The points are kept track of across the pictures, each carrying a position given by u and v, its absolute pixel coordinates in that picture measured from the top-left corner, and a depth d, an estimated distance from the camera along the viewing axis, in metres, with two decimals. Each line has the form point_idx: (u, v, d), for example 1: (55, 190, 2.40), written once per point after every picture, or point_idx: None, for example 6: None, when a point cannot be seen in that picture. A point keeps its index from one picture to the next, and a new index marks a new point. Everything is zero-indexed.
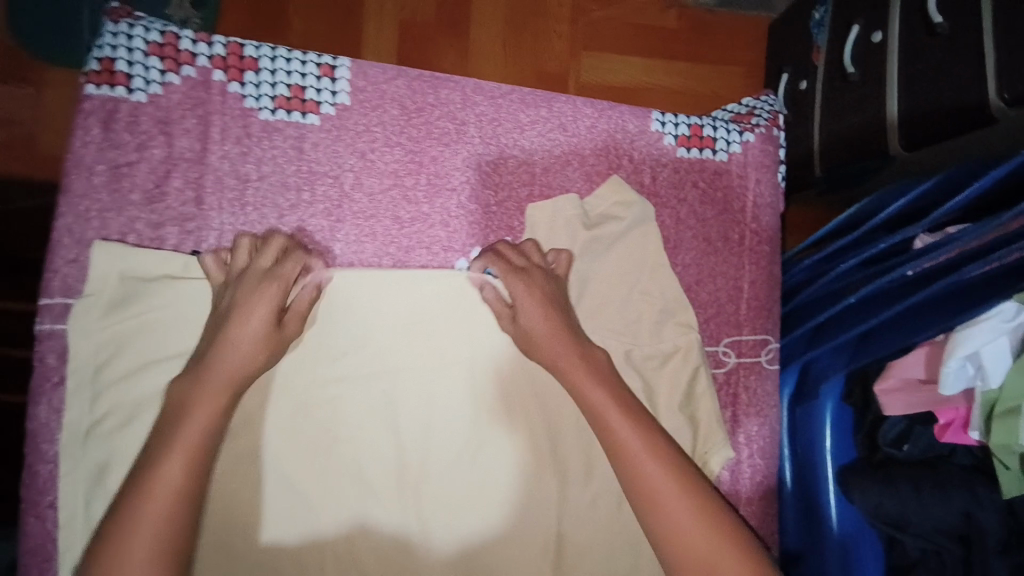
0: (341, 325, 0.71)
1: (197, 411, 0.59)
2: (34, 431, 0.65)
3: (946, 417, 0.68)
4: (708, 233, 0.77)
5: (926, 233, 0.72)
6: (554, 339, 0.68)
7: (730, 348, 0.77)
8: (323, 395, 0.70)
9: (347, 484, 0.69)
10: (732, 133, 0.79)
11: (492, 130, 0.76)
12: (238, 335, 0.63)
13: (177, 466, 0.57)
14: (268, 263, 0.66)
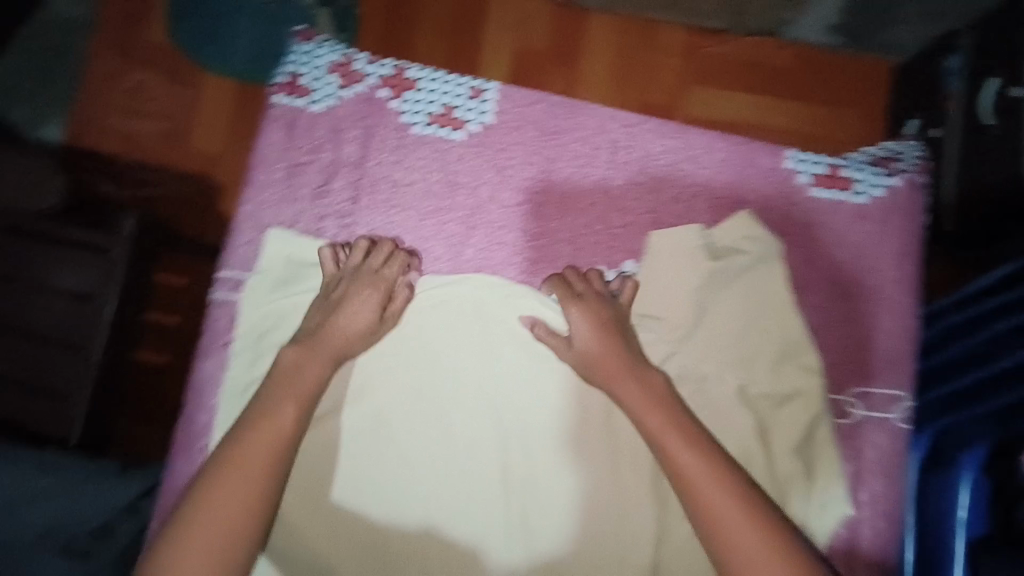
0: (432, 331, 0.76)
1: (312, 367, 0.69)
2: (199, 385, 0.74)
3: None
4: (838, 276, 0.75)
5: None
6: (618, 364, 0.70)
7: (857, 399, 0.74)
8: (414, 393, 0.74)
9: (424, 483, 0.72)
10: (875, 176, 0.77)
11: (624, 157, 0.79)
12: (346, 322, 0.71)
13: (290, 412, 0.66)
14: (377, 263, 0.74)
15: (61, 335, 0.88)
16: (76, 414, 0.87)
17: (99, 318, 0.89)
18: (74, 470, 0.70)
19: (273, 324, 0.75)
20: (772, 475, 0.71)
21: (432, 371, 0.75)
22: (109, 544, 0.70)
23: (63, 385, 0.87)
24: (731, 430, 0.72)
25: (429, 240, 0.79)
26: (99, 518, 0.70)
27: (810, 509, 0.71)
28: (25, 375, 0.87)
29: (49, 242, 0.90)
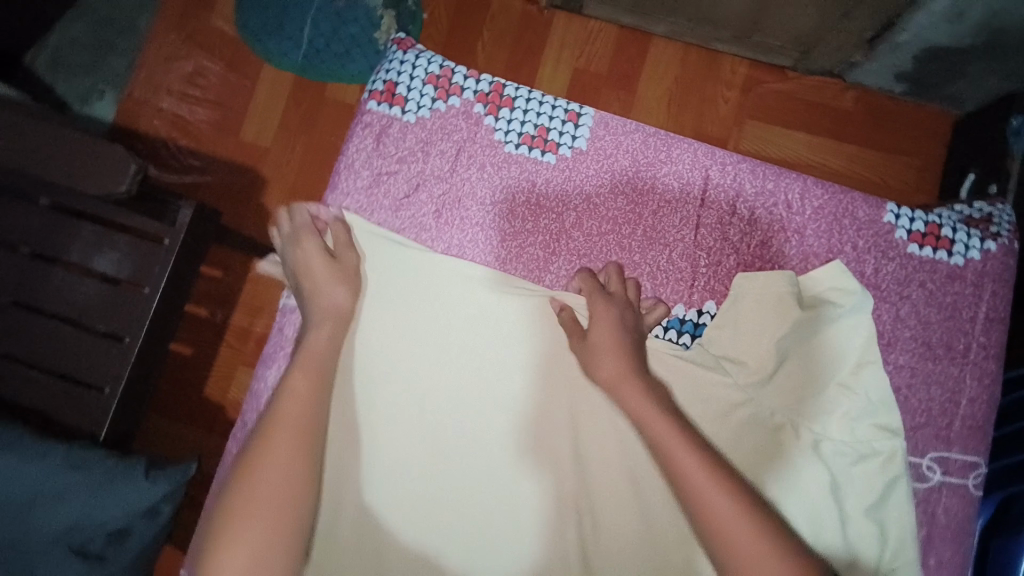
0: (480, 351, 0.75)
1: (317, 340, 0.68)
2: (259, 389, 0.76)
3: None
4: (927, 336, 0.73)
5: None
6: (621, 376, 0.65)
7: (936, 464, 0.71)
8: (430, 415, 0.73)
9: (443, 506, 0.71)
10: (973, 238, 0.74)
11: (715, 194, 0.77)
12: (308, 280, 0.71)
13: (302, 381, 0.63)
14: (295, 227, 0.74)
15: (106, 322, 0.92)
16: (110, 400, 0.90)
17: (142, 309, 0.92)
18: (100, 470, 0.76)
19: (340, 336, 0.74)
20: (845, 537, 0.68)
21: (454, 396, 0.74)
22: (122, 546, 0.76)
23: (99, 372, 0.91)
24: (805, 484, 0.69)
25: (509, 262, 0.78)
26: (116, 520, 0.75)
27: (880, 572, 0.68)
28: (69, 358, 0.91)
29: (101, 229, 0.94)
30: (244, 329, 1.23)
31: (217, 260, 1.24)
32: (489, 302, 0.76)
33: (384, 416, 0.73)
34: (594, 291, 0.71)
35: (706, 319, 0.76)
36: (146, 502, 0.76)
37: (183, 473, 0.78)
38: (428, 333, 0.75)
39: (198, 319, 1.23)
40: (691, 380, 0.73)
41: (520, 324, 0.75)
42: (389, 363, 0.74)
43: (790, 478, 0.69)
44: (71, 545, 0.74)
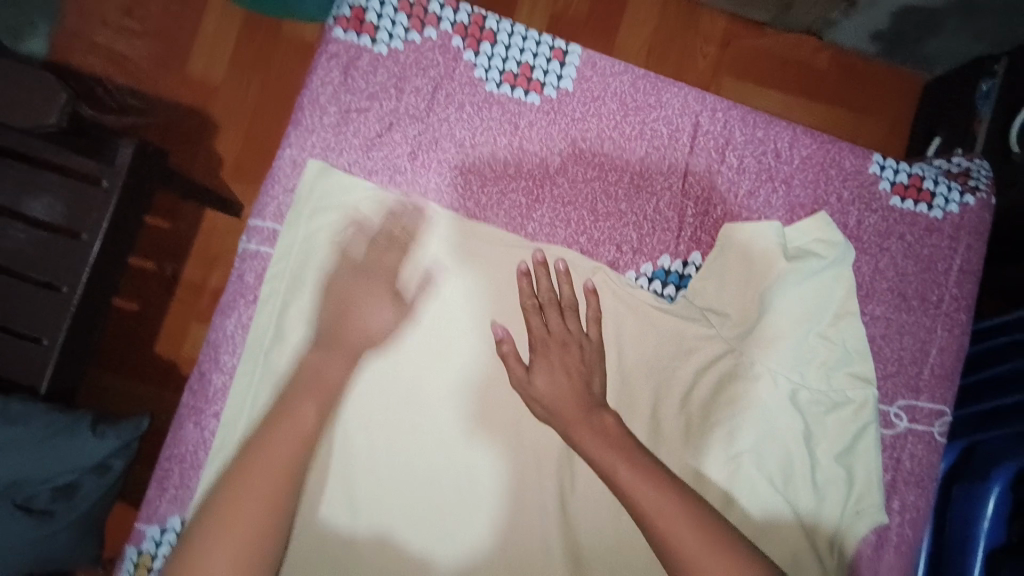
0: (455, 304, 0.72)
1: (334, 367, 0.66)
2: (218, 341, 0.71)
3: None
4: (903, 288, 0.74)
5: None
6: (577, 411, 0.65)
7: (904, 411, 0.73)
8: (404, 370, 0.71)
9: (420, 462, 0.69)
10: (953, 191, 0.75)
11: (704, 142, 0.74)
12: (363, 318, 0.68)
13: (312, 411, 0.62)
14: (383, 255, 0.70)
15: (39, 270, 0.84)
16: (51, 355, 0.83)
17: (82, 255, 0.84)
18: (40, 426, 0.73)
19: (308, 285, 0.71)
20: (813, 484, 0.71)
21: (429, 352, 0.71)
22: (71, 500, 0.74)
23: (38, 324, 0.83)
24: (779, 434, 0.71)
25: (489, 208, 0.74)
26: (62, 475, 0.74)
27: (845, 515, 0.71)
28: (2, 309, 0.83)
29: (31, 168, 0.84)
30: (198, 285, 1.15)
31: (162, 211, 1.15)
32: (461, 253, 0.72)
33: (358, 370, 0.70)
34: (533, 324, 0.69)
35: (692, 271, 0.74)
36: (94, 458, 0.75)
37: (131, 427, 0.77)
38: (400, 284, 0.72)
39: (145, 274, 1.15)
40: (672, 331, 0.72)
41: (501, 276, 0.72)
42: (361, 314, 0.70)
43: (760, 427, 0.71)
44: (15, 500, 0.72)
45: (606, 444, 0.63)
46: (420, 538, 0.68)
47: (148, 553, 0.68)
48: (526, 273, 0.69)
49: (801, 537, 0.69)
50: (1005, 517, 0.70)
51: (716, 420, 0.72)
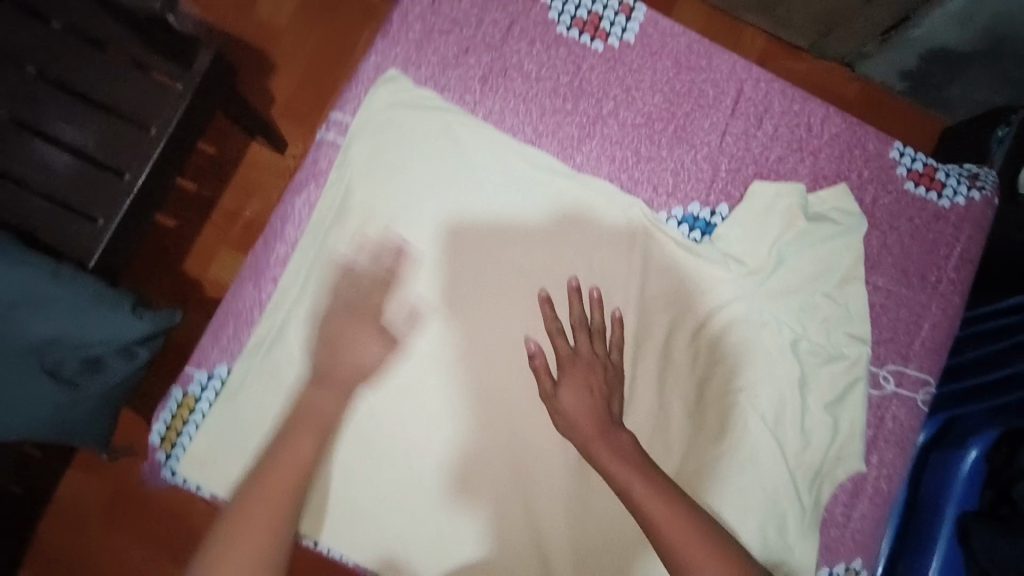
0: (498, 217, 0.79)
1: (328, 404, 0.67)
2: (288, 214, 0.79)
3: None
4: (906, 265, 0.81)
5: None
6: (593, 429, 0.67)
7: (892, 376, 0.79)
8: (444, 265, 0.79)
9: (448, 348, 0.79)
10: (962, 186, 0.82)
11: (745, 107, 0.82)
12: (357, 357, 0.70)
13: (307, 446, 0.63)
14: (375, 296, 0.73)
15: (107, 155, 0.89)
16: (103, 234, 0.88)
17: (146, 149, 0.89)
18: (86, 294, 0.79)
19: (369, 183, 0.79)
20: (801, 428, 0.77)
21: (470, 253, 0.79)
22: (99, 375, 0.80)
23: (95, 203, 0.88)
24: (777, 377, 0.78)
25: (544, 136, 0.81)
26: (96, 348, 0.79)
27: (826, 461, 0.77)
28: (68, 183, 0.88)
29: (120, 62, 0.90)
30: (233, 213, 1.19)
31: (214, 137, 1.19)
32: (512, 170, 0.79)
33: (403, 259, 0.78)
34: (561, 350, 0.71)
35: (717, 220, 0.81)
36: (125, 336, 0.80)
37: (165, 318, 0.81)
38: (451, 193, 0.79)
39: (187, 195, 1.19)
40: (693, 269, 0.79)
41: (543, 200, 0.79)
42: (414, 214, 0.79)
43: (759, 369, 0.78)
44: (49, 365, 0.79)
45: (626, 462, 0.64)
46: (445, 434, 0.78)
47: (193, 395, 0.77)
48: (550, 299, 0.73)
49: (783, 472, 0.76)
50: (977, 486, 0.76)
51: (721, 356, 0.78)
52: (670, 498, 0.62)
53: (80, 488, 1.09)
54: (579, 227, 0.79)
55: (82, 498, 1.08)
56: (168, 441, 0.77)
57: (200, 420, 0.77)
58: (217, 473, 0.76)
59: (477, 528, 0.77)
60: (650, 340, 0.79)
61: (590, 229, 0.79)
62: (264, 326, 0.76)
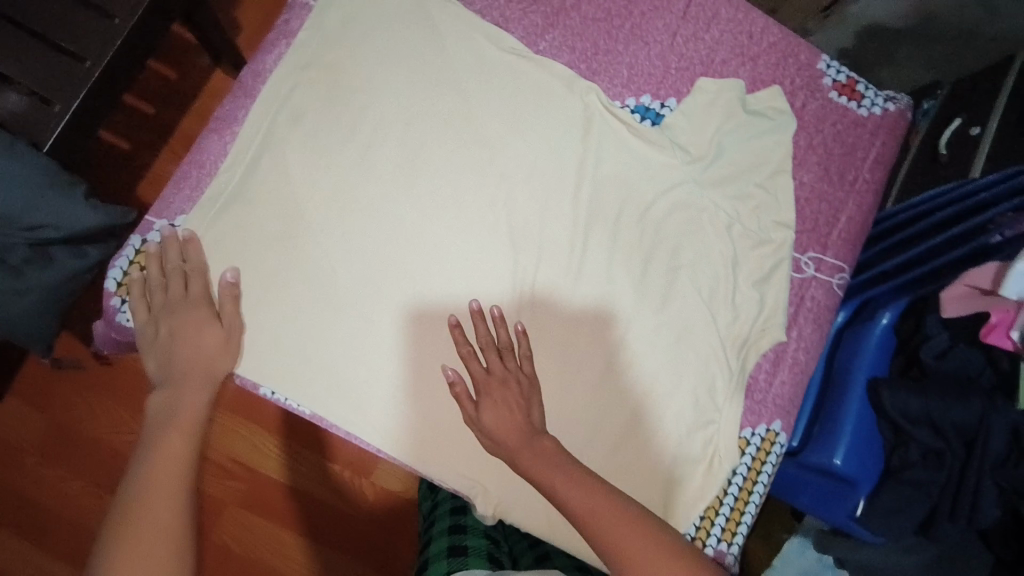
0: (462, 92, 0.82)
1: (190, 396, 0.65)
2: (258, 72, 0.81)
3: (996, 318, 0.70)
4: (828, 163, 0.90)
5: (1010, 225, 0.75)
6: (515, 439, 0.69)
7: (812, 261, 0.88)
8: (409, 132, 0.80)
9: (410, 214, 0.79)
10: (879, 98, 0.93)
11: (695, 13, 0.90)
12: (197, 351, 0.68)
13: (177, 440, 0.61)
14: (181, 288, 0.71)
15: (67, 39, 0.86)
16: (59, 122, 0.84)
17: (115, 36, 0.87)
18: (40, 175, 0.80)
19: (334, 49, 0.81)
20: (732, 302, 0.85)
21: (435, 123, 0.81)
22: (46, 265, 0.84)
23: (52, 88, 0.84)
24: (711, 256, 0.85)
25: (511, 21, 0.86)
26: (48, 232, 0.83)
27: (753, 330, 0.85)
28: (25, 64, 0.84)
29: None
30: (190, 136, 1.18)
31: (168, 58, 1.19)
32: (478, 48, 0.83)
33: (368, 124, 0.80)
34: (476, 373, 0.72)
35: (666, 112, 0.87)
36: (79, 228, 0.84)
37: (120, 212, 0.87)
38: (416, 63, 0.82)
39: (138, 114, 1.17)
40: (642, 154, 0.84)
41: (507, 80, 0.83)
42: (381, 83, 0.81)
43: (696, 247, 0.85)
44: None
45: (548, 466, 0.67)
46: (402, 296, 0.78)
47: (151, 243, 0.76)
48: (459, 325, 0.73)
49: (715, 338, 0.84)
50: (889, 353, 0.84)
51: (666, 234, 0.84)
52: (584, 481, 0.65)
53: (13, 421, 1.12)
54: (538, 108, 0.83)
55: (15, 431, 1.11)
56: (123, 287, 0.75)
57: None
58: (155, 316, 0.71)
59: (439, 391, 0.77)
60: (600, 218, 0.83)
61: (549, 109, 0.83)
62: (218, 182, 0.77)
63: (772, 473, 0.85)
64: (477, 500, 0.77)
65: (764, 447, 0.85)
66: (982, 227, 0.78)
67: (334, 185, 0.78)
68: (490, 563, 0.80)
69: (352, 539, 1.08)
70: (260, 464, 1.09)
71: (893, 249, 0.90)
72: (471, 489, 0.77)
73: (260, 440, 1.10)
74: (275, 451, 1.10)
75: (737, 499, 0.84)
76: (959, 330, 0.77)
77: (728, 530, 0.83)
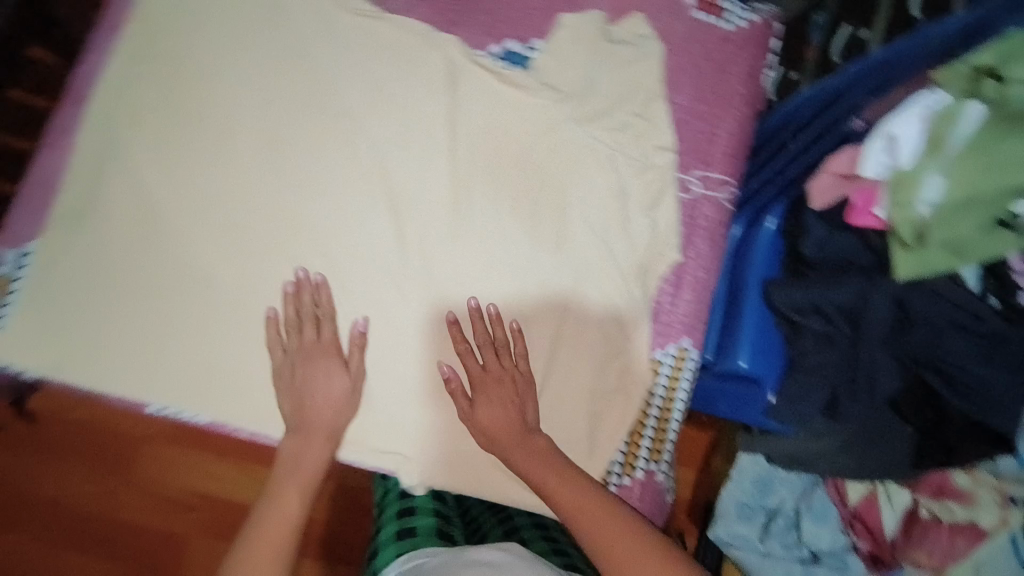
0: (314, 66, 0.80)
1: (311, 448, 0.72)
2: (86, 72, 0.77)
3: (859, 197, 0.74)
4: (700, 81, 0.91)
5: (865, 111, 0.85)
6: (513, 435, 0.75)
7: (698, 180, 0.90)
8: (261, 111, 0.78)
9: (276, 197, 0.77)
10: (742, 10, 0.93)
11: None
12: (318, 399, 0.73)
13: (291, 498, 0.69)
14: (312, 334, 0.74)
15: None
16: None
17: None
18: None
19: (174, 40, 0.78)
20: (626, 232, 0.86)
21: (291, 97, 0.79)
22: None
23: None
24: (598, 193, 0.86)
25: None
26: None
27: (650, 256, 0.87)
28: None
29: None
30: None
31: None
32: (329, 16, 0.81)
33: (219, 112, 0.77)
34: (472, 369, 0.77)
35: (532, 54, 0.87)
36: None
37: None
38: (265, 43, 0.79)
39: None
40: (512, 100, 0.84)
41: (365, 46, 0.81)
42: (227, 66, 0.78)
43: (582, 186, 0.85)
44: None
45: (544, 466, 0.73)
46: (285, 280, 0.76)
47: (4, 276, 0.72)
48: (457, 321, 0.77)
49: (611, 271, 0.85)
50: (778, 255, 0.87)
51: (551, 176, 0.85)
52: (583, 488, 0.70)
53: None
54: (400, 70, 0.81)
55: None
56: None
57: (13, 299, 0.71)
58: (33, 350, 0.71)
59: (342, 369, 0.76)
60: (481, 172, 0.83)
61: (410, 67, 0.82)
62: (70, 195, 0.74)
63: (689, 388, 0.89)
64: (401, 471, 0.78)
65: (677, 365, 0.88)
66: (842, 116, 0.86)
67: (190, 180, 0.75)
68: (441, 540, 0.80)
69: (325, 543, 1.11)
70: (215, 488, 1.11)
71: (772, 154, 0.92)
72: (401, 460, 0.78)
73: (208, 464, 1.12)
74: (228, 472, 1.12)
75: (659, 419, 0.87)
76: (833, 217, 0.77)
77: (654, 451, 0.87)
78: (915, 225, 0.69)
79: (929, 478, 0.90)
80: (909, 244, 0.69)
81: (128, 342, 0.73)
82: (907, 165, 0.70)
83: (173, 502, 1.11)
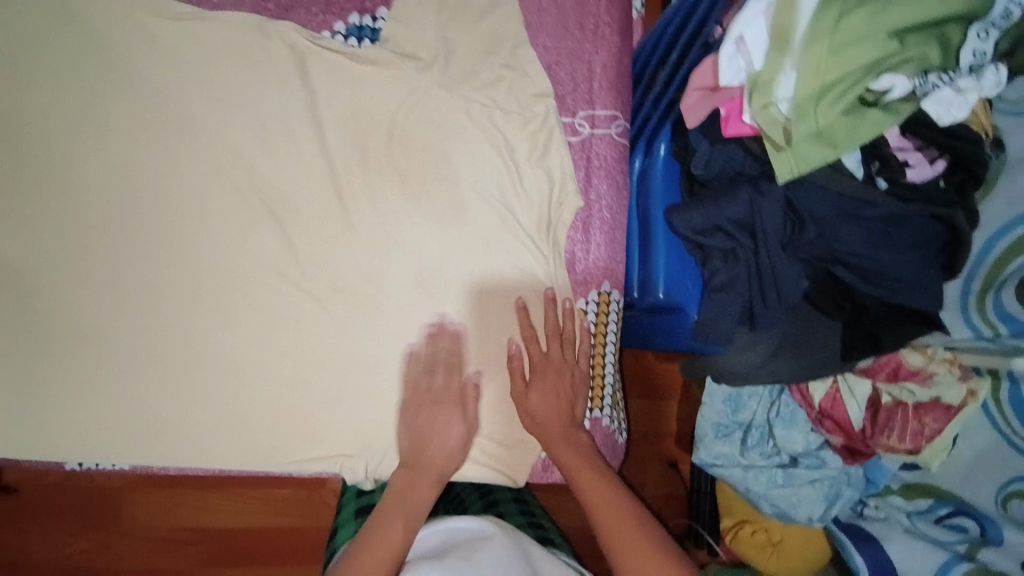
0: (153, 90, 0.77)
1: (419, 484, 0.72)
2: None
3: (725, 108, 0.72)
4: (564, 17, 0.87)
5: (718, 13, 0.80)
6: (563, 427, 0.77)
7: (584, 120, 0.87)
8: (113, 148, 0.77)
9: (155, 231, 0.77)
10: None
11: None
12: (438, 439, 0.76)
13: (399, 524, 0.66)
14: (426, 379, 0.78)
15: None
16: None
17: None
18: None
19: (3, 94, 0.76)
20: (522, 189, 0.84)
21: (139, 127, 0.77)
22: None
23: None
24: (484, 155, 0.83)
25: None
26: None
27: (552, 209, 0.85)
28: None
29: None
30: None
31: None
32: (155, 31, 0.77)
33: (69, 161, 0.77)
34: (533, 351, 0.80)
35: (380, 24, 0.82)
36: None
37: None
38: (98, 78, 0.77)
39: None
40: (369, 78, 0.80)
41: (203, 55, 0.78)
42: (65, 112, 0.77)
43: (468, 151, 0.82)
44: None
45: (581, 459, 0.75)
46: (185, 312, 0.77)
47: None
48: (524, 306, 0.80)
49: (512, 233, 0.83)
50: (676, 180, 0.87)
51: (436, 146, 0.81)
52: (607, 480, 0.73)
53: None
54: (247, 72, 0.78)
55: None
56: None
57: None
58: None
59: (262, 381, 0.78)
60: (363, 159, 0.80)
61: (254, 67, 0.78)
62: None
63: (619, 329, 0.88)
64: (345, 469, 0.79)
65: (602, 310, 0.87)
66: (702, 25, 0.82)
67: (67, 235, 0.76)
68: None
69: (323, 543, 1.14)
70: (209, 521, 1.12)
71: (652, 82, 0.91)
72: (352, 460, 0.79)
73: (190, 498, 1.11)
74: (209, 503, 1.11)
75: (594, 366, 0.87)
76: (713, 131, 0.76)
77: (597, 398, 0.87)
78: (781, 125, 0.68)
79: (884, 361, 0.88)
80: (781, 144, 0.68)
81: (50, 397, 0.75)
82: (760, 66, 0.69)
83: (171, 543, 1.11)
